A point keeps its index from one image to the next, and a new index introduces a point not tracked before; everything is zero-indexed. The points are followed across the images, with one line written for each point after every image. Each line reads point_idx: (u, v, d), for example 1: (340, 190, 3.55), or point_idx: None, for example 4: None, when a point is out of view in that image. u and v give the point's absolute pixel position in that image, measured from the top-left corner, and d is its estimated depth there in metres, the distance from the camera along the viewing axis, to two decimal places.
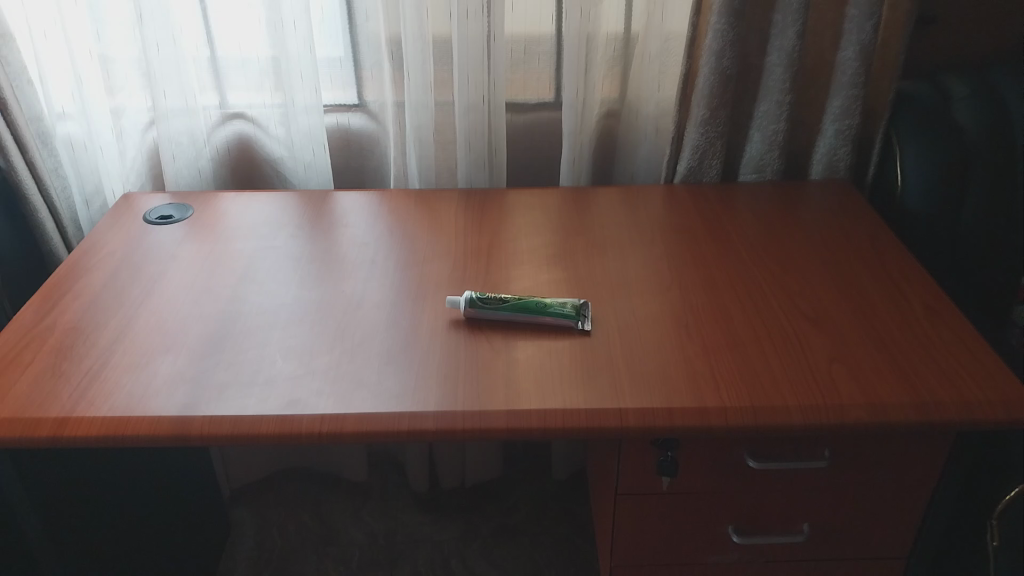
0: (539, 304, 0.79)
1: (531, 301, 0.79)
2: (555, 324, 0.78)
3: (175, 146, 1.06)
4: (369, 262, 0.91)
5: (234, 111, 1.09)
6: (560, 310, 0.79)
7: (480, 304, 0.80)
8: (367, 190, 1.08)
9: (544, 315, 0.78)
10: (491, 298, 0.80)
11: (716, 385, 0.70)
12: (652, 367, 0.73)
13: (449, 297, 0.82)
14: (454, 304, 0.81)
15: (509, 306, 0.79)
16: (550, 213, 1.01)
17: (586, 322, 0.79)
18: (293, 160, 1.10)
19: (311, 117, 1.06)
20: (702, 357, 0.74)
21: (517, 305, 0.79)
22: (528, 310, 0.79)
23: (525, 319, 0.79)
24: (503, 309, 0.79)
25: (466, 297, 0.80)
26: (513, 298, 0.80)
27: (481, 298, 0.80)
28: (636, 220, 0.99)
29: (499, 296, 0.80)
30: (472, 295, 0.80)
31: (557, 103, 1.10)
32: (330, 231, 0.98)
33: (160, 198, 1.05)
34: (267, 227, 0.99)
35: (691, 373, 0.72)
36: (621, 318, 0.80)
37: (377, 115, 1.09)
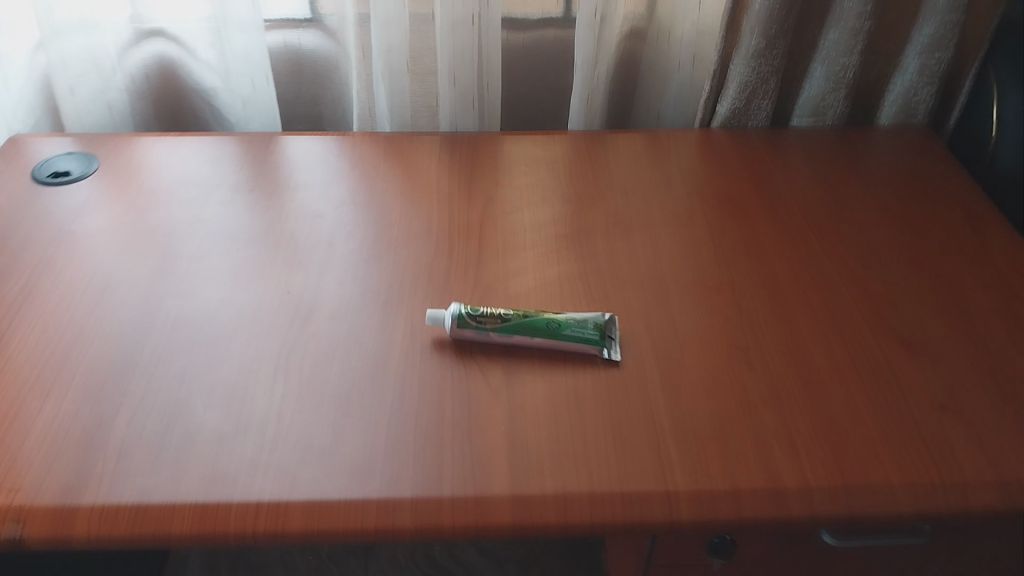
0: (553, 324, 0.59)
1: (542, 319, 0.59)
2: (574, 352, 0.59)
3: (74, 76, 0.81)
4: (326, 243, 0.69)
5: (152, 28, 0.83)
6: (582, 334, 0.59)
7: (473, 324, 0.60)
8: (326, 133, 0.84)
9: (560, 339, 0.59)
10: (488, 314, 0.60)
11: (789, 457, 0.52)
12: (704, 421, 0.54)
13: (432, 308, 0.62)
14: (437, 318, 0.61)
15: (512, 327, 0.59)
16: (557, 171, 0.79)
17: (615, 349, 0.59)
18: (229, 93, 0.86)
19: (249, 36, 0.80)
20: (769, 408, 0.55)
21: (524, 326, 0.59)
22: (538, 334, 0.59)
23: (534, 345, 0.59)
24: (504, 330, 0.59)
25: (454, 312, 0.60)
26: (518, 312, 0.60)
27: (475, 314, 0.60)
28: (669, 180, 0.78)
29: (499, 311, 0.60)
30: (462, 309, 0.60)
31: (566, 18, 0.86)
32: (276, 193, 0.75)
33: (58, 141, 0.82)
34: (196, 185, 0.76)
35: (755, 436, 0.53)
36: (660, 336, 0.60)
37: (336, 33, 0.85)
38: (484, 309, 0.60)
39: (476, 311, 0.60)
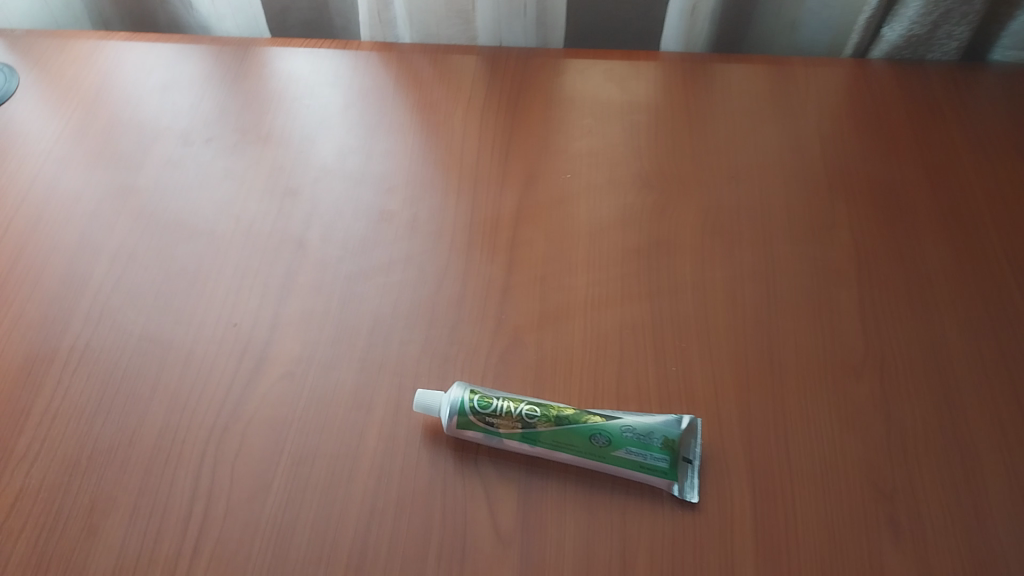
0: (601, 440, 0.40)
1: (583, 432, 0.40)
2: (628, 483, 0.40)
3: None
4: (296, 241, 0.49)
5: None
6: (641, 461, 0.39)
7: (481, 426, 0.41)
8: (325, 48, 0.61)
9: (609, 464, 0.40)
10: (503, 415, 0.40)
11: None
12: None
13: (422, 391, 0.42)
14: (430, 406, 0.41)
15: (538, 438, 0.40)
16: (634, 133, 0.55)
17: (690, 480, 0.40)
18: None
19: None
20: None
21: (556, 439, 0.40)
22: (576, 453, 0.40)
23: (569, 466, 0.40)
24: (526, 440, 0.40)
25: (455, 402, 0.41)
26: (549, 414, 0.40)
27: (485, 412, 0.41)
28: (804, 156, 0.54)
29: (521, 409, 0.41)
30: (466, 401, 0.41)
31: None
32: (243, 147, 0.54)
33: None
34: (140, 126, 0.56)
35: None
36: (766, 459, 0.40)
37: None
38: (499, 403, 0.41)
39: (487, 405, 0.41)
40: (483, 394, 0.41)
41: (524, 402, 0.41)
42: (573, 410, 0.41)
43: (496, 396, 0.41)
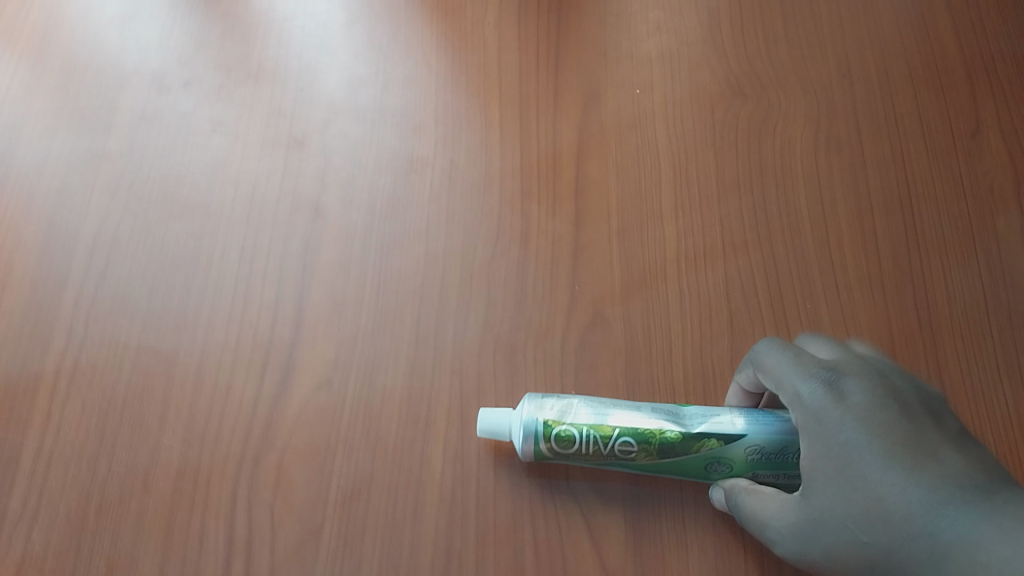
0: (719, 469, 0.31)
1: (696, 466, 0.31)
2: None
3: None
4: (312, 206, 0.40)
5: None
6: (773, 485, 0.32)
7: (564, 454, 0.32)
8: None
9: None
10: (592, 447, 0.31)
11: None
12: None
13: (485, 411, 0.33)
14: (494, 429, 0.33)
15: (638, 466, 0.32)
16: (712, 26, 0.44)
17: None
18: None
19: None
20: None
21: (660, 469, 0.32)
22: (685, 477, 0.32)
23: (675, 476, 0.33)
24: (621, 469, 0.32)
25: (530, 433, 0.32)
26: (649, 443, 0.31)
27: (566, 445, 0.32)
28: (933, 36, 0.43)
29: (613, 441, 0.31)
30: (541, 434, 0.32)
31: None
32: (229, 87, 0.44)
33: None
34: (100, 71, 0.45)
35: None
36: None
37: None
38: (585, 434, 0.31)
39: (569, 436, 0.31)
40: (563, 422, 0.32)
41: (616, 429, 0.31)
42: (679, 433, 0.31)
43: (576, 420, 0.32)
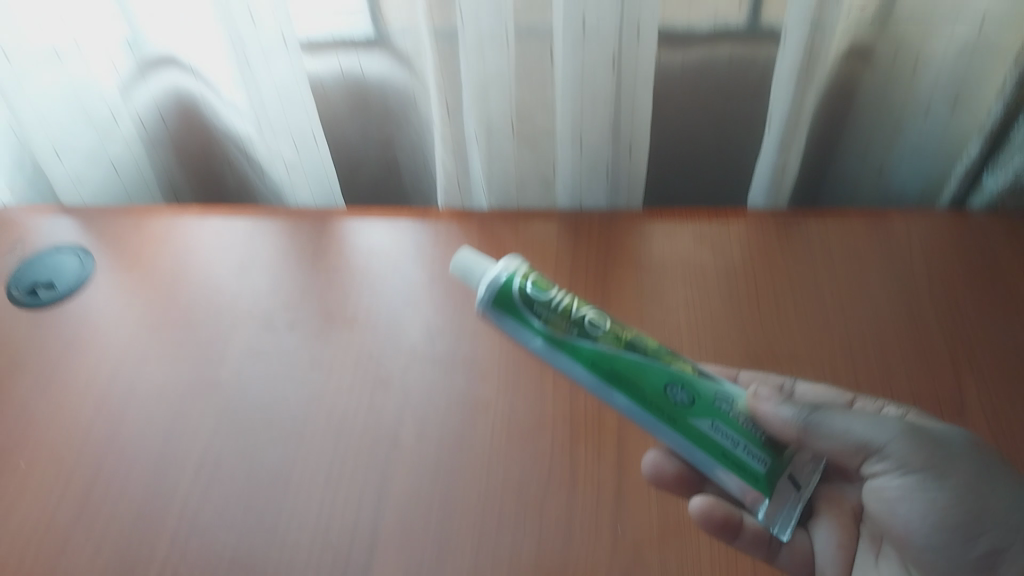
0: (680, 395, 0.37)
1: (660, 380, 0.37)
2: (695, 450, 0.37)
3: (59, 134, 0.60)
4: (390, 439, 0.47)
5: (159, 54, 0.61)
6: (716, 433, 0.37)
7: (530, 311, 0.39)
8: (402, 217, 0.59)
9: (682, 426, 0.37)
10: (558, 303, 0.39)
11: (918, 491, 0.37)
12: (924, 539, 0.37)
13: (459, 252, 0.44)
14: (466, 272, 0.43)
15: (593, 355, 0.38)
16: (733, 306, 0.53)
17: (770, 481, 0.37)
18: (267, 149, 0.62)
19: (282, 67, 0.55)
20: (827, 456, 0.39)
21: (614, 361, 0.38)
22: (638, 395, 0.38)
23: (629, 408, 0.38)
24: (580, 356, 0.38)
25: (503, 275, 0.39)
26: (620, 337, 0.38)
27: (537, 299, 0.39)
28: (918, 326, 0.51)
29: (583, 313, 0.39)
30: (516, 285, 0.39)
31: (750, 29, 0.58)
32: (326, 331, 0.52)
33: (56, 223, 0.61)
34: (219, 312, 0.54)
35: (924, 513, 0.36)
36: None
37: (411, 60, 0.60)
38: (556, 294, 0.39)
39: (543, 290, 0.39)
40: (539, 279, 0.39)
41: (588, 310, 0.39)
42: (656, 347, 0.39)
43: (554, 284, 0.40)
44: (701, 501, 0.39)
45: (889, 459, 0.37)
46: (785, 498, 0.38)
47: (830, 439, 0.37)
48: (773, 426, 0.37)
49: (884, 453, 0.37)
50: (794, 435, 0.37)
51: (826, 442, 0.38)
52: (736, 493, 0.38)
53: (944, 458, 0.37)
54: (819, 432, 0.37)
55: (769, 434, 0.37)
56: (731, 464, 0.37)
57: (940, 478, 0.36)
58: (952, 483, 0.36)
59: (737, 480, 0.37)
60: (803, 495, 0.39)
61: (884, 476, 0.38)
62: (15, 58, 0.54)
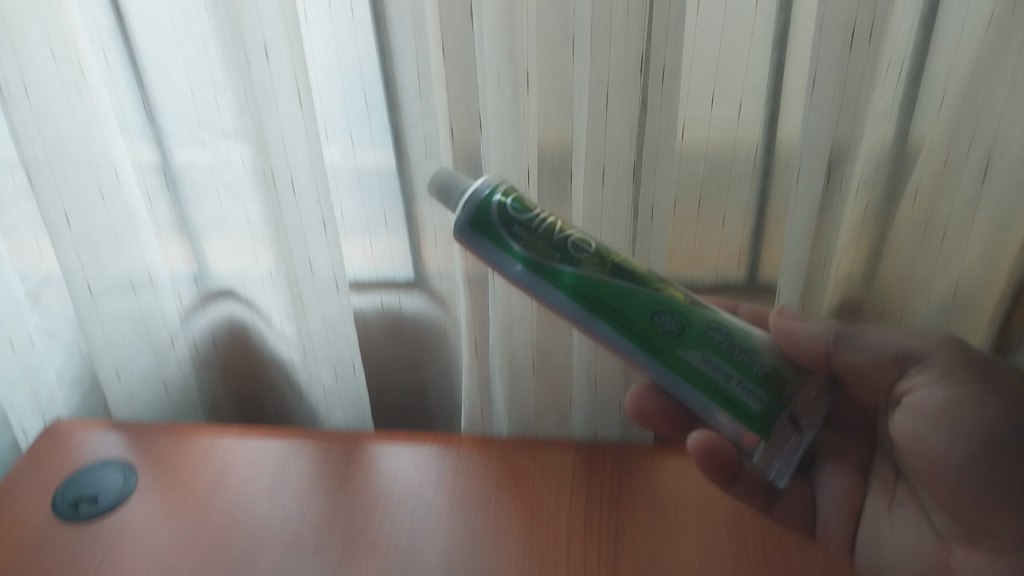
0: (669, 324, 0.45)
1: (653, 308, 0.45)
2: (683, 380, 0.46)
3: (121, 359, 0.65)
4: None
5: (220, 287, 0.67)
6: (709, 367, 0.46)
7: (508, 235, 0.45)
8: (424, 445, 0.63)
9: (680, 357, 0.46)
10: (542, 223, 0.45)
11: (954, 399, 0.49)
12: (962, 467, 0.48)
13: (438, 176, 0.47)
14: (444, 190, 0.47)
15: (578, 278, 0.45)
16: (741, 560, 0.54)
17: (763, 421, 0.46)
18: (308, 374, 0.68)
19: (332, 307, 0.62)
20: (861, 370, 0.53)
21: (595, 285, 0.45)
22: (621, 324, 0.45)
23: (621, 335, 0.46)
24: (571, 275, 0.45)
25: (487, 194, 0.45)
26: (601, 255, 0.45)
27: (516, 217, 0.45)
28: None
29: (567, 235, 0.45)
30: (494, 201, 0.45)
31: (749, 284, 0.66)
32: (349, 558, 0.55)
33: (104, 438, 0.65)
34: (248, 533, 0.57)
35: (968, 439, 0.48)
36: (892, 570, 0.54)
37: (445, 302, 0.68)
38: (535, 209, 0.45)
39: (524, 210, 0.45)
40: (518, 197, 0.45)
41: (569, 235, 0.46)
42: (638, 267, 0.46)
43: (532, 207, 0.45)
44: (700, 437, 0.52)
45: (929, 374, 0.50)
46: (780, 448, 0.48)
47: (860, 352, 0.52)
48: (779, 348, 0.49)
49: (925, 368, 0.51)
50: (826, 348, 0.51)
51: (851, 356, 0.52)
52: (737, 437, 0.48)
53: (982, 394, 0.49)
54: (851, 344, 0.52)
55: (801, 346, 0.50)
56: (726, 401, 0.46)
57: (987, 399, 0.49)
58: (995, 406, 0.48)
59: (730, 413, 0.47)
60: (803, 439, 0.48)
61: (925, 391, 0.50)
62: (94, 289, 0.61)
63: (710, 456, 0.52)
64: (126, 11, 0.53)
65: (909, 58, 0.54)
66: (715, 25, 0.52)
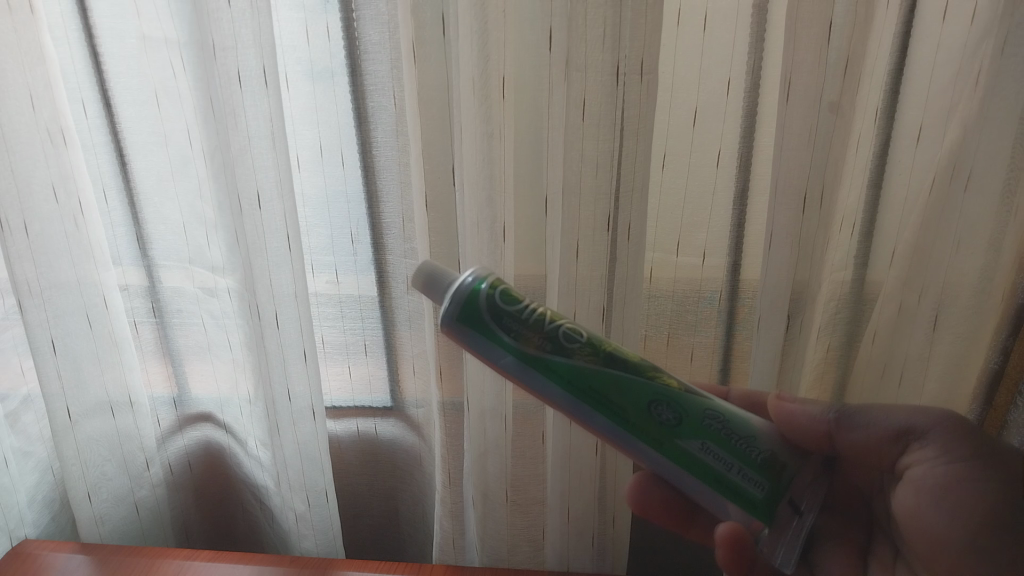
0: (667, 414, 0.41)
1: (649, 397, 0.42)
2: (683, 471, 0.42)
3: (94, 480, 0.65)
4: None
5: (199, 410, 0.71)
6: (709, 456, 0.42)
7: (498, 327, 0.41)
8: (396, 573, 0.62)
9: (681, 448, 0.42)
10: (531, 313, 0.42)
11: (955, 472, 0.45)
12: (962, 544, 0.44)
13: (426, 267, 0.44)
14: (433, 281, 0.43)
15: (569, 368, 0.41)
16: None
17: (766, 509, 0.42)
18: (281, 499, 0.69)
19: (307, 434, 0.63)
20: (864, 449, 0.49)
21: (589, 375, 0.41)
22: (616, 416, 0.42)
23: (616, 429, 0.42)
24: (562, 366, 0.41)
25: (473, 286, 0.42)
26: (593, 345, 0.42)
27: (506, 310, 0.42)
28: None
29: (557, 325, 0.42)
30: (484, 292, 0.42)
31: None
32: None
33: (70, 560, 0.64)
34: None
35: (968, 516, 0.44)
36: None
37: (421, 428, 0.69)
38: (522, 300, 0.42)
39: (512, 301, 0.42)
40: (505, 287, 0.42)
41: (559, 325, 0.42)
42: (632, 355, 0.43)
43: (521, 298, 0.42)
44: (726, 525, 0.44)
45: (930, 448, 0.47)
46: (784, 532, 0.43)
47: (862, 429, 0.49)
48: (777, 432, 0.45)
49: (926, 443, 0.47)
50: (827, 426, 0.48)
51: (855, 435, 0.49)
52: (742, 525, 0.43)
53: (984, 468, 0.45)
54: (852, 423, 0.49)
55: (804, 427, 0.48)
56: (729, 490, 0.42)
57: (990, 473, 0.45)
58: (998, 479, 0.44)
59: (732, 502, 0.42)
60: (804, 524, 0.45)
61: (924, 464, 0.47)
62: (73, 413, 0.61)
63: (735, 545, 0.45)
64: (129, 154, 0.57)
65: (860, 215, 0.57)
66: (678, 182, 0.57)
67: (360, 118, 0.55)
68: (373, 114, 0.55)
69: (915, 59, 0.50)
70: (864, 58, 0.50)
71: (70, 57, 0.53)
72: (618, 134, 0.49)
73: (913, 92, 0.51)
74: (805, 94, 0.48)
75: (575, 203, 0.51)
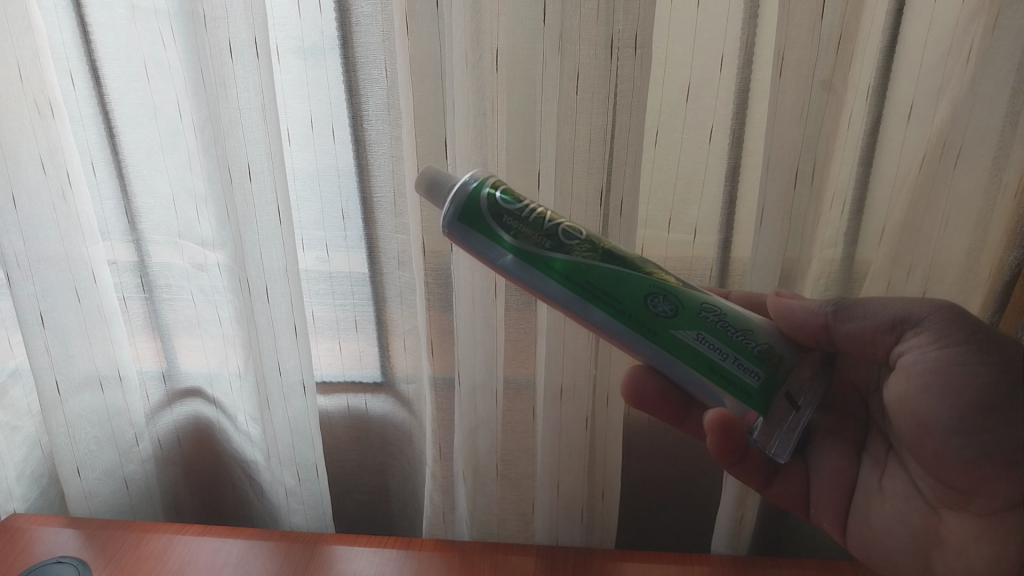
0: (664, 306, 0.42)
1: (647, 290, 0.42)
2: (680, 363, 0.43)
3: (83, 455, 0.65)
4: None
5: (187, 385, 0.71)
6: (705, 347, 0.42)
7: (498, 225, 0.42)
8: (386, 548, 0.62)
9: (677, 337, 0.42)
10: (531, 211, 0.43)
11: (947, 357, 0.45)
12: (950, 429, 0.44)
13: (421, 170, 0.44)
14: (434, 180, 0.44)
15: (568, 262, 0.42)
16: None
17: (762, 398, 0.43)
18: (271, 473, 0.69)
19: (296, 407, 0.63)
20: (859, 340, 0.48)
21: (586, 271, 0.42)
22: (614, 309, 0.42)
23: (613, 322, 0.42)
24: (560, 262, 0.42)
25: (474, 187, 0.43)
26: (591, 242, 0.43)
27: (505, 208, 0.42)
28: None
29: (555, 224, 0.43)
30: (483, 192, 0.43)
31: None
32: None
33: (60, 534, 0.64)
34: None
35: (958, 400, 0.44)
36: (879, 542, 0.50)
37: (411, 402, 0.69)
38: (521, 200, 0.43)
39: (512, 200, 0.43)
40: (505, 189, 0.43)
41: (558, 223, 0.43)
42: (630, 253, 0.43)
43: (521, 198, 0.43)
44: (717, 410, 0.45)
45: (925, 335, 0.46)
46: (779, 423, 0.44)
47: (859, 320, 0.48)
48: (777, 328, 0.45)
49: (921, 329, 0.46)
50: (825, 319, 0.47)
51: (852, 326, 0.48)
52: (738, 415, 0.44)
53: (978, 352, 0.44)
54: (851, 315, 0.48)
55: (801, 322, 0.47)
56: (724, 381, 0.43)
57: (984, 359, 0.44)
58: (992, 366, 0.43)
59: (729, 394, 0.43)
60: (802, 418, 0.45)
61: (918, 350, 0.46)
62: (62, 387, 0.61)
63: (723, 434, 0.46)
64: (117, 126, 0.57)
65: (851, 193, 0.57)
66: (671, 159, 0.57)
67: (351, 91, 0.55)
68: (365, 87, 0.55)
69: (907, 36, 0.50)
70: (857, 34, 0.49)
71: (58, 28, 0.53)
72: (611, 108, 0.49)
73: (905, 69, 0.51)
74: (798, 69, 0.48)
75: (569, 177, 0.51)
